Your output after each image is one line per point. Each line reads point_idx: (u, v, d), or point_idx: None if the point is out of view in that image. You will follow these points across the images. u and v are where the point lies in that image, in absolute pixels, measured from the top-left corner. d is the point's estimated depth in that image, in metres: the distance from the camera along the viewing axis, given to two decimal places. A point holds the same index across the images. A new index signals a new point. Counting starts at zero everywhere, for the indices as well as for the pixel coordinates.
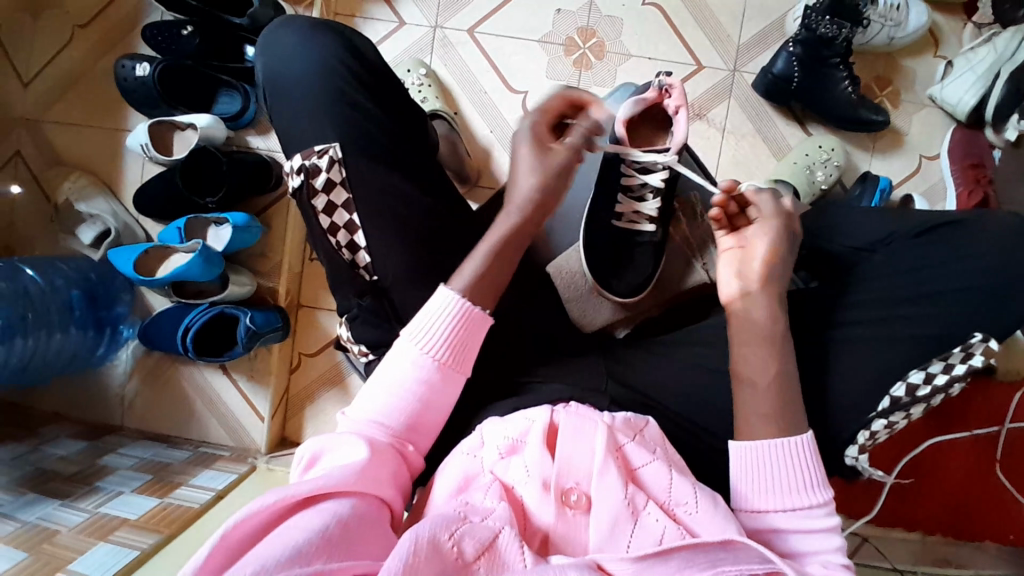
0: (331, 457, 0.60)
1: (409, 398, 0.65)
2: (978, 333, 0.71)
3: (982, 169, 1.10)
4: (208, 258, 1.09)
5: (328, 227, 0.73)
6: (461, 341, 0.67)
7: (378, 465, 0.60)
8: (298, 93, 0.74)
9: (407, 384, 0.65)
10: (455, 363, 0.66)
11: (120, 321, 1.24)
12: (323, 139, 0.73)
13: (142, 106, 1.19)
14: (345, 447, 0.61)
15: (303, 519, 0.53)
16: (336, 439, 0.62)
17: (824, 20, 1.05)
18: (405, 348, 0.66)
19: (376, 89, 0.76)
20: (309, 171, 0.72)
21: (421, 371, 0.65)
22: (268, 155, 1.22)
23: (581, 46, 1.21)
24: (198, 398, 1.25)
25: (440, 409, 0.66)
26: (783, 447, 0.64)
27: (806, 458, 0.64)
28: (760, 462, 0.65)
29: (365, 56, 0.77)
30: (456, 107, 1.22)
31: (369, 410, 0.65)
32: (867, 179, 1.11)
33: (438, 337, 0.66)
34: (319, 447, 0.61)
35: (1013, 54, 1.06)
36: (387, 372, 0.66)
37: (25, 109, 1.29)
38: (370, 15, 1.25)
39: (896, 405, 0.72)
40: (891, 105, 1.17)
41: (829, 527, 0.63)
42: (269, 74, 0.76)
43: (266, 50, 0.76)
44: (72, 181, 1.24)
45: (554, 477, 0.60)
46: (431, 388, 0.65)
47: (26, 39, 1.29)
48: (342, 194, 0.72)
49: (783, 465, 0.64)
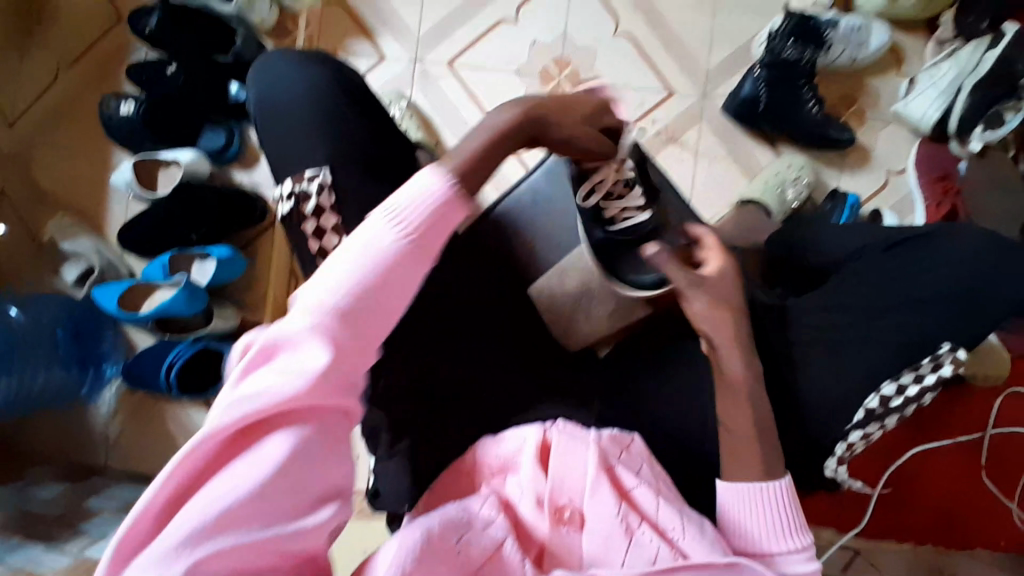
0: (289, 354, 0.48)
1: (375, 281, 0.53)
2: (945, 344, 0.73)
3: (949, 181, 1.14)
4: (192, 293, 1.09)
5: (316, 251, 0.72)
6: (443, 227, 0.57)
7: (340, 371, 0.50)
8: (293, 120, 0.75)
9: (373, 264, 0.54)
10: (430, 247, 0.56)
11: (103, 360, 1.22)
12: (314, 163, 0.73)
13: (128, 142, 1.21)
14: (303, 348, 0.49)
15: (252, 455, 0.45)
16: (294, 332, 0.50)
17: (788, 44, 1.13)
18: (376, 224, 0.55)
19: (366, 115, 0.78)
20: (300, 197, 0.72)
21: (394, 251, 0.55)
22: (253, 189, 1.23)
23: (556, 76, 1.24)
24: (183, 435, 1.24)
25: (406, 295, 0.55)
26: (761, 492, 0.64)
27: (784, 502, 0.64)
28: (739, 507, 0.64)
29: (353, 83, 0.79)
30: (437, 137, 1.25)
31: (328, 291, 0.52)
32: (836, 196, 1.14)
33: (410, 218, 0.56)
34: (273, 340, 0.49)
35: (975, 67, 1.09)
36: (352, 249, 0.54)
37: (8, 147, 1.30)
38: (352, 50, 1.27)
39: (871, 416, 0.73)
40: (857, 123, 1.22)
41: (810, 573, 0.62)
42: (261, 103, 0.77)
43: (260, 77, 0.78)
44: (57, 220, 1.26)
45: (548, 493, 0.61)
46: (402, 269, 0.55)
47: (11, 80, 1.30)
48: (330, 218, 0.72)
49: (763, 510, 0.63)
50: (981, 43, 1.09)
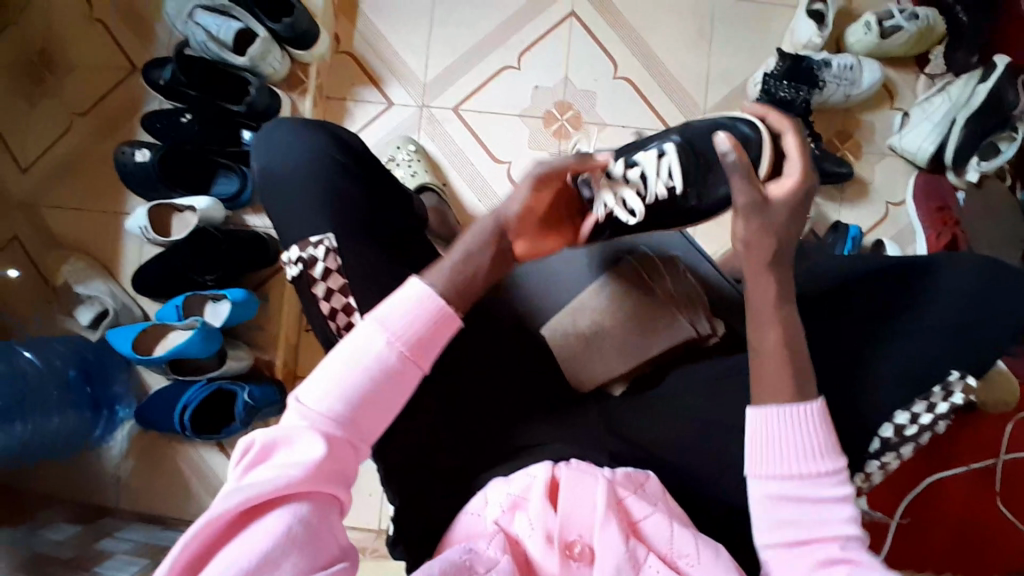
0: (284, 453, 0.55)
1: (366, 386, 0.58)
2: (954, 371, 0.74)
3: (948, 212, 1.16)
4: (207, 334, 1.11)
5: (328, 312, 0.75)
6: (427, 328, 0.61)
7: (329, 470, 0.55)
8: (293, 186, 0.78)
9: (364, 372, 0.59)
10: (418, 357, 0.61)
11: (117, 401, 1.24)
12: (316, 230, 0.76)
13: (141, 188, 1.24)
14: (298, 446, 0.55)
15: (246, 539, 0.50)
16: (291, 432, 0.56)
17: (783, 85, 1.16)
18: (367, 332, 0.60)
19: (364, 176, 0.81)
20: (308, 262, 0.75)
21: (383, 360, 0.59)
22: (265, 232, 1.26)
23: (559, 118, 1.28)
24: (194, 475, 1.25)
25: (395, 400, 0.60)
26: (796, 414, 0.65)
27: (817, 425, 0.66)
28: (774, 433, 0.66)
29: (350, 147, 0.82)
30: (444, 178, 1.28)
31: (322, 396, 0.58)
32: (838, 229, 1.17)
33: (399, 328, 0.60)
34: (272, 439, 0.55)
35: (967, 101, 1.14)
36: (345, 355, 0.59)
37: (21, 194, 1.33)
38: (361, 98, 1.31)
39: (885, 445, 0.74)
40: (854, 156, 1.25)
41: (842, 494, 0.65)
42: (263, 171, 0.80)
43: (262, 147, 0.82)
44: (72, 263, 1.28)
45: (557, 530, 0.62)
46: (391, 377, 0.59)
47: (27, 129, 1.34)
48: (339, 279, 0.74)
49: (798, 432, 0.65)
50: (971, 77, 1.14)
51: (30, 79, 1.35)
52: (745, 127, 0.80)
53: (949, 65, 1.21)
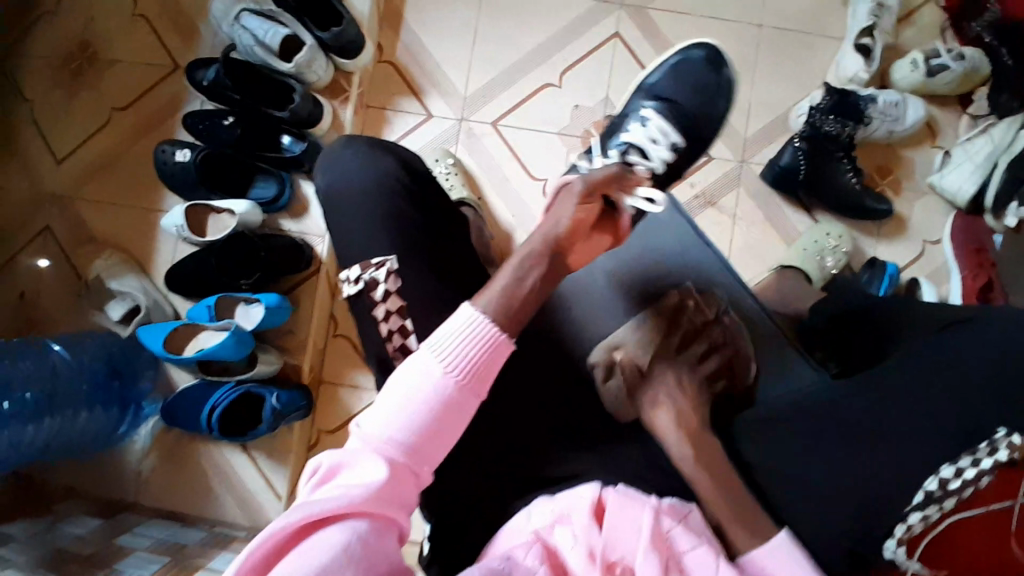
0: (348, 474, 0.60)
1: (424, 413, 0.62)
2: (1001, 429, 0.73)
3: (984, 253, 1.14)
4: (240, 338, 1.12)
5: (386, 334, 0.75)
6: (483, 355, 0.65)
7: (389, 492, 0.59)
8: (356, 207, 0.80)
9: (423, 399, 0.63)
10: (473, 385, 0.65)
11: (143, 398, 1.24)
12: (381, 251, 0.77)
13: (181, 188, 1.25)
14: (361, 467, 0.60)
15: (312, 549, 0.54)
16: (355, 454, 0.61)
17: (828, 119, 1.15)
18: (425, 358, 0.64)
19: (427, 199, 0.82)
20: (369, 283, 0.77)
21: (441, 387, 0.63)
22: (301, 238, 1.26)
23: (597, 139, 1.28)
24: (215, 475, 1.25)
25: (451, 426, 0.64)
26: (777, 552, 0.68)
27: (795, 557, 0.68)
28: (765, 572, 0.68)
29: (416, 170, 0.84)
30: (480, 194, 1.28)
31: (384, 422, 0.62)
32: (875, 264, 1.16)
33: (455, 356, 0.64)
34: (338, 461, 0.60)
35: (1009, 144, 1.12)
36: (404, 383, 0.63)
37: (56, 186, 1.34)
38: (400, 108, 1.32)
39: (930, 498, 0.72)
40: (893, 192, 1.24)
41: None
42: (329, 189, 0.82)
43: (329, 166, 0.83)
44: (105, 258, 1.29)
45: (600, 547, 0.63)
46: (448, 404, 0.63)
47: (65, 122, 1.36)
48: (397, 301, 0.76)
49: (785, 569, 0.68)
50: (1015, 122, 1.13)
51: (70, 73, 1.36)
52: (698, 53, 1.08)
53: (992, 107, 1.18)
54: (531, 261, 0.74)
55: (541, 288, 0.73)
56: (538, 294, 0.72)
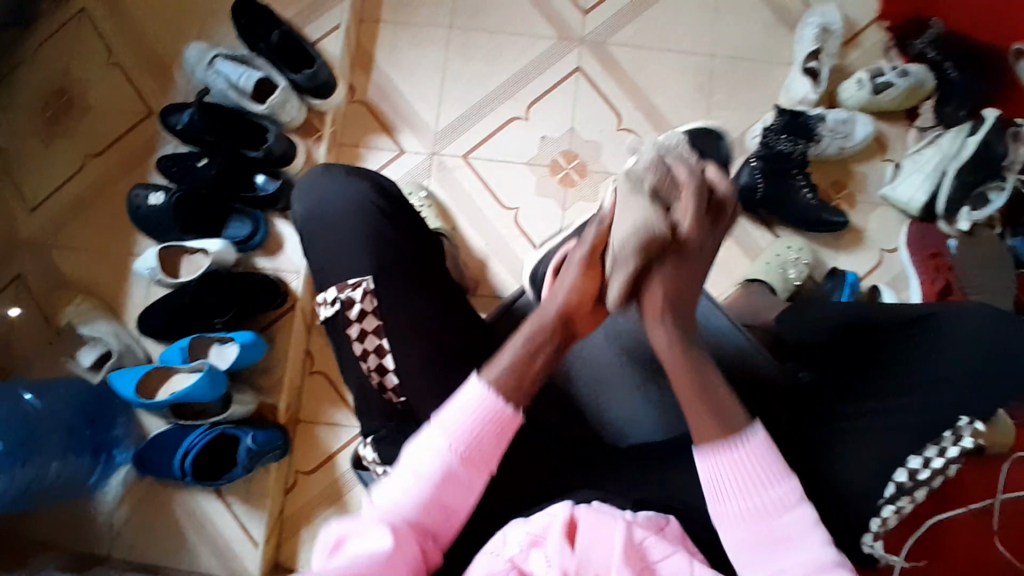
0: (356, 542, 0.62)
1: (431, 485, 0.66)
2: (964, 416, 0.75)
3: (940, 258, 1.20)
4: (214, 377, 1.10)
5: (361, 353, 0.79)
6: (489, 434, 0.67)
7: (396, 562, 0.61)
8: (338, 232, 0.82)
9: (430, 473, 0.66)
10: (478, 459, 0.67)
11: (116, 445, 1.21)
12: (357, 272, 0.81)
13: (154, 232, 1.26)
14: (369, 536, 0.62)
15: None
16: (363, 526, 0.64)
17: (781, 139, 1.23)
18: (432, 432, 0.68)
19: (406, 222, 0.85)
20: (345, 303, 0.80)
21: (446, 460, 0.66)
22: (275, 275, 1.27)
23: (565, 167, 1.33)
24: (189, 524, 1.21)
25: (458, 499, 0.67)
26: (743, 449, 0.66)
27: (764, 454, 0.66)
28: (726, 466, 0.66)
29: (395, 194, 0.87)
30: (453, 224, 1.31)
31: (393, 496, 0.66)
32: (836, 275, 1.20)
33: (461, 429, 0.67)
34: (346, 531, 0.63)
35: (957, 152, 1.19)
36: (412, 458, 0.67)
37: (30, 233, 1.33)
38: (373, 145, 1.35)
39: (901, 490, 0.74)
40: (848, 206, 1.30)
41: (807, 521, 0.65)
42: (310, 213, 0.85)
43: (308, 191, 0.86)
44: (75, 304, 1.27)
45: (574, 568, 0.61)
46: (454, 477, 0.66)
47: (38, 170, 1.36)
48: (373, 321, 0.79)
49: (750, 465, 0.66)
50: (961, 130, 1.20)
51: (46, 121, 1.37)
52: None
53: (938, 118, 1.27)
54: (544, 331, 0.72)
55: (552, 359, 0.72)
56: (550, 365, 0.72)
